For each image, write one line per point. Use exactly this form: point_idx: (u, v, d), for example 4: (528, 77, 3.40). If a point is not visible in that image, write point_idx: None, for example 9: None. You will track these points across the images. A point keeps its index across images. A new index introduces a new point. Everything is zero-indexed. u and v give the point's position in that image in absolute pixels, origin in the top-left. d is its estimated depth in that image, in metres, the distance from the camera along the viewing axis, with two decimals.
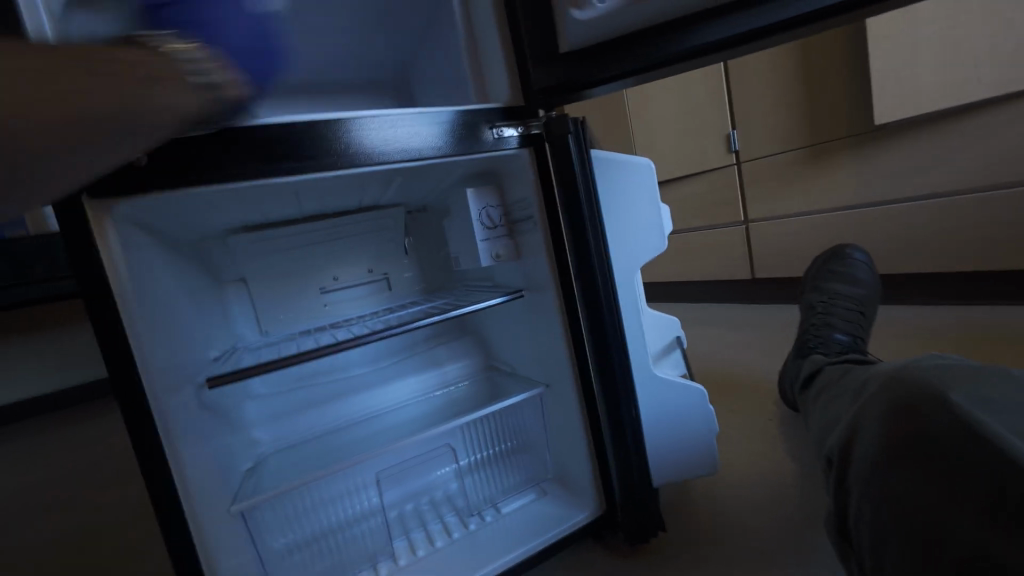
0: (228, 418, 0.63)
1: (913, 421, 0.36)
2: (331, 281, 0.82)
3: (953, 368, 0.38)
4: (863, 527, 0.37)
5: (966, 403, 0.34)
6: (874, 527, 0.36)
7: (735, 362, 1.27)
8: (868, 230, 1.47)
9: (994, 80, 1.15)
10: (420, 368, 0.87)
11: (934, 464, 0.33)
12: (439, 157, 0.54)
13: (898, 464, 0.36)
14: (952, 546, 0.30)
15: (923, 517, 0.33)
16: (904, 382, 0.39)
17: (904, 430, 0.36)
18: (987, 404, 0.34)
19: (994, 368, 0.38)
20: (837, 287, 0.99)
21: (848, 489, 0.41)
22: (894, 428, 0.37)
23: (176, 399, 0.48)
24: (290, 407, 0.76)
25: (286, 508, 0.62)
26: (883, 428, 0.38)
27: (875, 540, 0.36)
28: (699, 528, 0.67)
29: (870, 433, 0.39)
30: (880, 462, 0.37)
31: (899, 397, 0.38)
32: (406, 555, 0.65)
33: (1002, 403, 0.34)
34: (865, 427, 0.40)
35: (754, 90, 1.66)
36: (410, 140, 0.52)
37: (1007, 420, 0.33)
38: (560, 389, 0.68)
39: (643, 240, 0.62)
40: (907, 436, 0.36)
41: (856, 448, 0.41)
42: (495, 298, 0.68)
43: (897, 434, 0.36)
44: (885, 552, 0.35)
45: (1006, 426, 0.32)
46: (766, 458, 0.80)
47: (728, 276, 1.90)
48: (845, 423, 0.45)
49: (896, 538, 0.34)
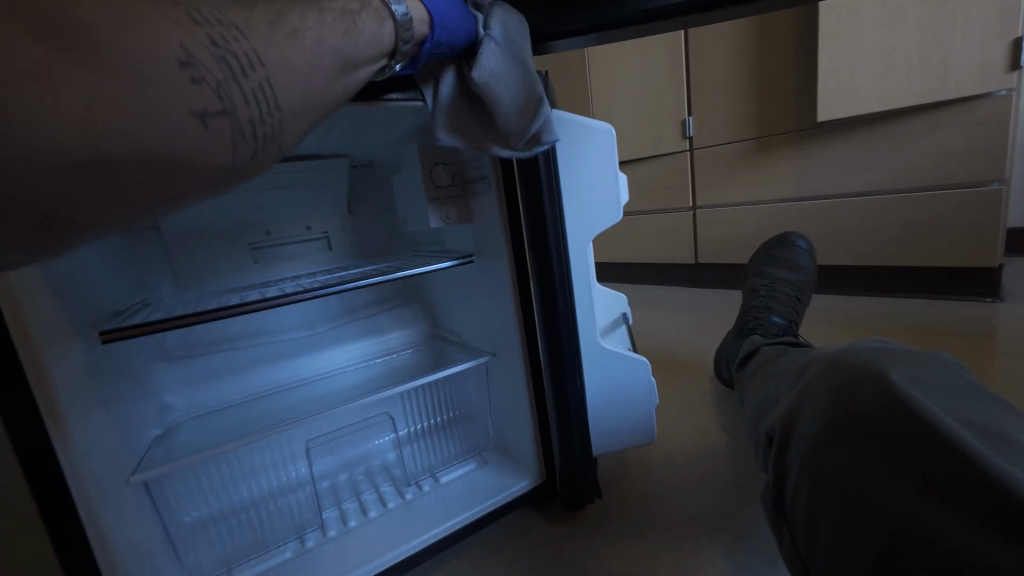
0: (133, 380, 0.56)
1: (855, 402, 0.38)
2: (263, 236, 0.75)
3: (889, 351, 0.41)
4: (799, 501, 0.39)
5: (901, 383, 0.36)
6: (811, 501, 0.38)
7: (675, 341, 1.32)
8: (803, 223, 1.57)
9: (922, 89, 1.24)
10: (360, 335, 0.82)
11: (866, 437, 0.35)
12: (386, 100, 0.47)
13: (832, 442, 0.37)
14: (885, 521, 0.32)
15: (856, 491, 0.34)
16: (846, 364, 0.41)
17: (845, 409, 0.38)
18: (919, 385, 0.37)
19: (923, 356, 0.41)
20: (779, 273, 1.05)
21: (785, 464, 0.42)
22: (832, 404, 0.39)
23: (65, 354, 0.41)
24: (211, 371, 0.69)
25: (202, 475, 0.57)
26: (822, 407, 0.40)
27: (811, 514, 0.38)
28: (634, 498, 0.69)
29: (811, 411, 0.41)
30: (818, 438, 0.39)
31: (842, 376, 0.40)
32: (337, 526, 0.62)
33: (930, 386, 0.37)
34: (806, 406, 0.42)
35: (711, 78, 1.69)
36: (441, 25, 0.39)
37: (940, 404, 0.35)
38: (508, 358, 0.67)
39: (597, 209, 0.60)
40: (841, 408, 0.38)
41: (795, 426, 0.43)
42: (442, 263, 0.64)
43: (837, 413, 0.38)
44: (820, 525, 0.37)
45: (941, 410, 0.34)
46: (700, 431, 0.84)
47: (673, 260, 1.97)
48: (788, 401, 0.47)
49: (830, 514, 0.36)
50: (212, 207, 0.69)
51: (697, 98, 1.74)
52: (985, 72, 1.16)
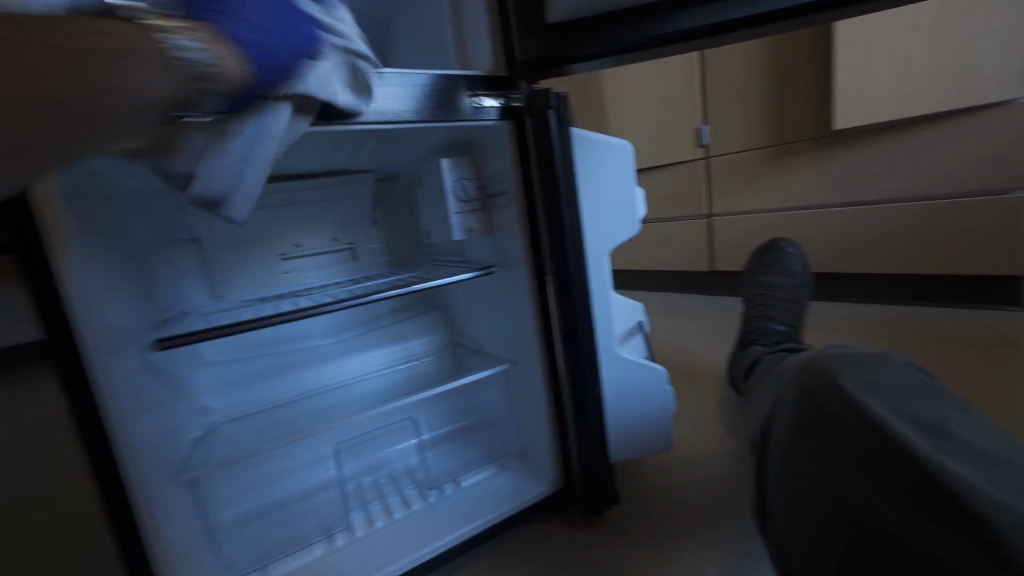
0: (176, 385, 0.59)
1: (815, 410, 0.37)
2: (292, 247, 0.78)
3: (851, 356, 0.39)
4: (779, 506, 0.40)
5: (855, 388, 0.36)
6: (788, 509, 0.38)
7: (691, 349, 1.33)
8: (821, 230, 1.56)
9: (941, 96, 1.23)
10: (383, 342, 0.85)
11: (828, 446, 0.36)
12: (408, 120, 0.50)
13: (802, 454, 0.37)
14: (854, 525, 0.33)
15: (824, 497, 0.35)
16: (807, 369, 0.40)
17: (807, 416, 0.38)
18: (872, 388, 0.36)
19: (882, 357, 0.40)
20: (774, 279, 1.05)
21: (767, 469, 0.43)
22: (796, 413, 0.39)
23: (119, 361, 0.44)
24: (245, 376, 0.73)
25: (239, 477, 0.60)
26: (789, 417, 0.40)
27: (788, 520, 0.39)
28: (650, 504, 0.70)
29: (781, 421, 0.41)
30: (788, 448, 0.39)
31: (801, 386, 0.39)
32: (363, 526, 0.65)
33: (880, 386, 0.37)
34: (778, 413, 0.42)
35: (725, 87, 1.71)
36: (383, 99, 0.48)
37: (884, 404, 0.35)
38: (527, 365, 0.69)
39: (615, 221, 0.62)
40: (807, 416, 0.38)
41: (772, 434, 0.42)
42: (464, 274, 0.67)
43: (801, 419, 0.38)
44: (798, 532, 0.37)
45: (893, 412, 0.34)
46: (716, 438, 0.85)
47: (690, 267, 1.97)
48: (767, 407, 0.46)
49: (803, 522, 0.37)
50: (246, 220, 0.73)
51: (712, 107, 1.75)
52: (1006, 79, 1.15)
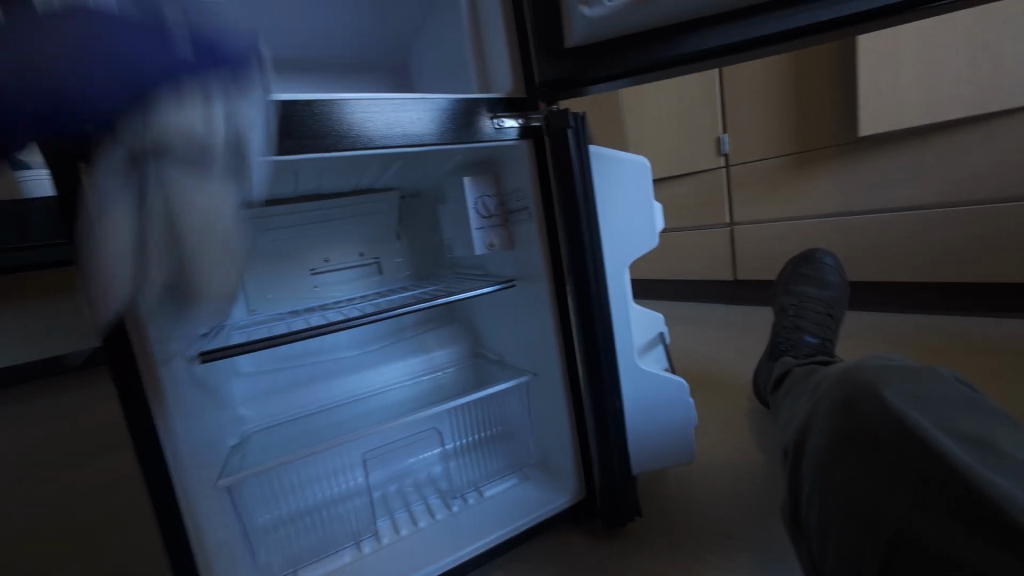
0: (216, 395, 0.63)
1: (857, 416, 0.38)
2: (322, 262, 0.82)
3: (891, 368, 0.40)
4: (811, 514, 0.40)
5: (897, 399, 0.37)
6: (822, 513, 0.38)
7: (714, 360, 1.31)
8: (848, 237, 1.52)
9: (971, 99, 1.20)
10: (407, 353, 0.87)
11: (868, 455, 0.36)
12: (438, 143, 0.54)
13: (838, 460, 0.38)
14: (889, 532, 0.32)
15: (861, 503, 0.35)
16: (849, 377, 0.41)
17: (850, 423, 0.38)
18: (915, 397, 0.37)
19: (923, 368, 0.40)
20: (806, 290, 1.02)
21: (799, 479, 0.43)
22: (836, 419, 0.40)
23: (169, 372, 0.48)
24: (277, 386, 0.76)
25: (273, 484, 0.63)
26: (828, 422, 0.40)
27: (821, 530, 0.38)
28: (672, 514, 0.70)
29: (818, 428, 0.41)
30: (826, 454, 0.39)
31: (841, 395, 0.40)
32: (390, 534, 0.67)
33: (925, 398, 0.37)
34: (814, 422, 0.43)
35: (745, 95, 1.70)
36: (412, 123, 0.52)
37: (929, 416, 0.35)
38: (547, 376, 0.70)
39: (633, 235, 0.63)
40: (849, 424, 0.38)
41: (807, 441, 0.43)
42: (486, 288, 0.69)
43: (842, 427, 0.39)
44: (831, 539, 0.37)
45: (930, 419, 0.35)
46: (739, 451, 0.83)
47: (711, 276, 1.95)
48: (801, 418, 0.47)
49: (837, 532, 0.36)
50: (281, 238, 0.78)
51: (731, 115, 1.74)
52: None
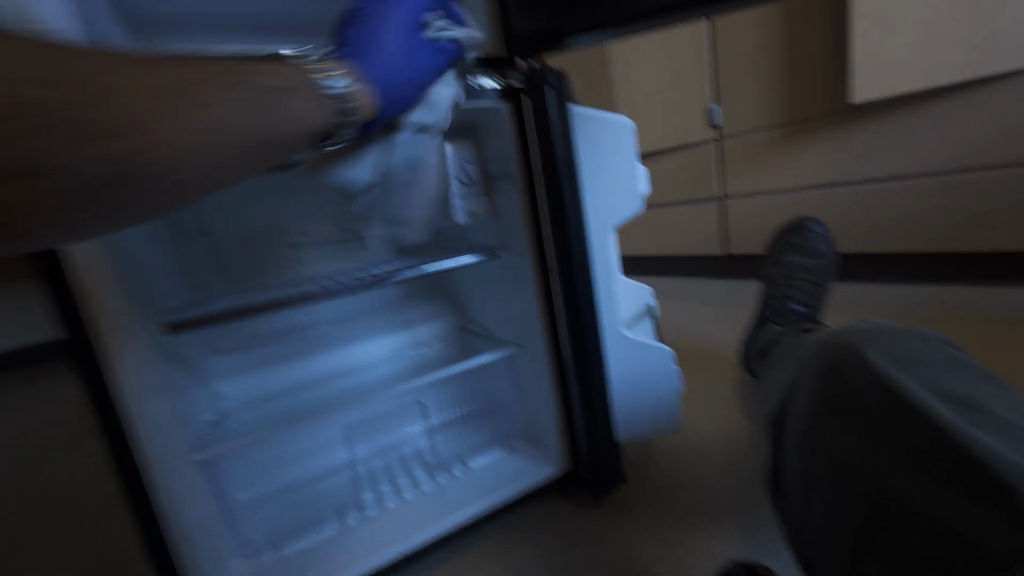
0: (188, 372, 0.61)
1: (845, 381, 0.37)
2: (300, 236, 0.79)
3: (880, 333, 0.38)
4: (794, 477, 0.39)
5: (887, 364, 0.36)
6: (806, 476, 0.37)
7: (702, 333, 1.31)
8: (837, 209, 1.52)
9: (965, 64, 1.17)
10: (390, 328, 0.86)
11: (857, 419, 0.35)
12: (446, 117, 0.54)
13: (826, 426, 0.36)
14: (877, 497, 0.32)
15: (848, 468, 0.34)
16: (837, 342, 0.40)
17: (840, 389, 0.37)
18: (903, 364, 0.36)
19: (915, 331, 0.39)
20: (795, 259, 1.01)
21: (783, 444, 0.42)
22: (825, 384, 0.38)
23: (127, 345, 0.45)
24: (256, 362, 0.75)
25: (253, 460, 0.62)
26: (813, 387, 0.39)
27: (804, 491, 0.37)
28: (659, 481, 0.70)
29: (803, 392, 0.40)
30: (813, 419, 0.37)
31: (829, 360, 0.38)
32: (375, 507, 0.67)
33: (914, 363, 0.36)
34: (799, 386, 0.42)
35: (736, 63, 1.65)
36: (435, 111, 0.53)
37: (921, 380, 0.34)
38: (532, 347, 0.69)
39: (618, 199, 0.61)
40: (838, 389, 0.36)
41: (791, 405, 0.41)
42: (467, 257, 0.67)
43: (832, 392, 0.37)
44: (815, 502, 0.36)
45: (923, 385, 0.34)
46: (726, 420, 0.84)
47: (702, 251, 1.94)
48: (785, 384, 0.46)
49: (822, 495, 0.35)
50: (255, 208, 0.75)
51: (723, 85, 1.70)
52: None
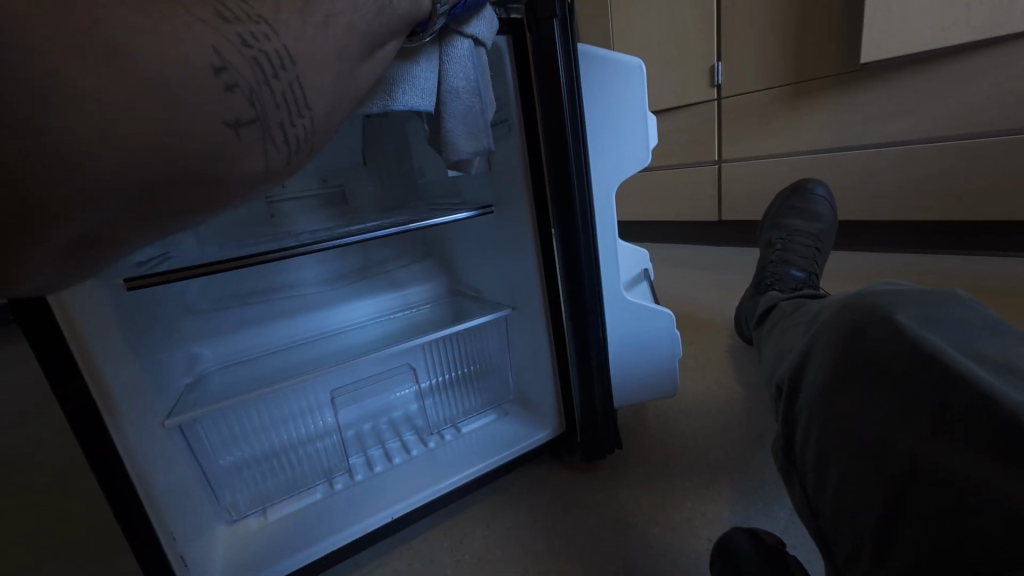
0: (159, 329, 0.57)
1: (869, 343, 0.34)
2: (279, 189, 0.73)
3: (904, 295, 0.36)
4: (809, 447, 0.36)
5: (913, 323, 0.33)
6: (821, 445, 0.35)
7: (697, 299, 1.30)
8: (836, 175, 1.49)
9: (983, 22, 1.12)
10: (378, 290, 0.82)
11: (879, 378, 0.32)
12: (451, 81, 0.48)
13: (843, 391, 0.34)
14: (896, 461, 0.29)
15: (868, 435, 0.31)
16: (856, 306, 0.37)
17: (861, 352, 0.34)
18: (931, 324, 0.33)
19: (944, 292, 0.36)
20: (795, 224, 0.98)
21: (796, 412, 0.39)
22: (843, 346, 0.36)
23: (85, 299, 0.41)
24: (235, 321, 0.70)
25: (233, 423, 0.59)
26: (832, 350, 0.37)
27: (818, 462, 0.35)
28: (656, 446, 0.69)
29: (822, 357, 0.38)
30: (830, 384, 0.35)
31: (850, 322, 0.37)
32: (364, 471, 0.65)
33: (943, 323, 0.33)
34: (816, 351, 0.39)
35: (743, 16, 1.56)
36: (455, 80, 0.48)
37: (950, 339, 0.31)
38: (529, 310, 0.66)
39: (625, 152, 0.57)
40: (858, 350, 0.34)
41: (807, 371, 0.39)
42: (462, 214, 0.62)
43: (853, 355, 0.35)
44: (830, 471, 0.34)
45: (954, 346, 0.30)
46: (722, 385, 0.83)
47: (697, 218, 1.91)
48: (798, 350, 0.44)
49: (836, 464, 0.33)
50: None
51: (727, 41, 1.62)
52: None
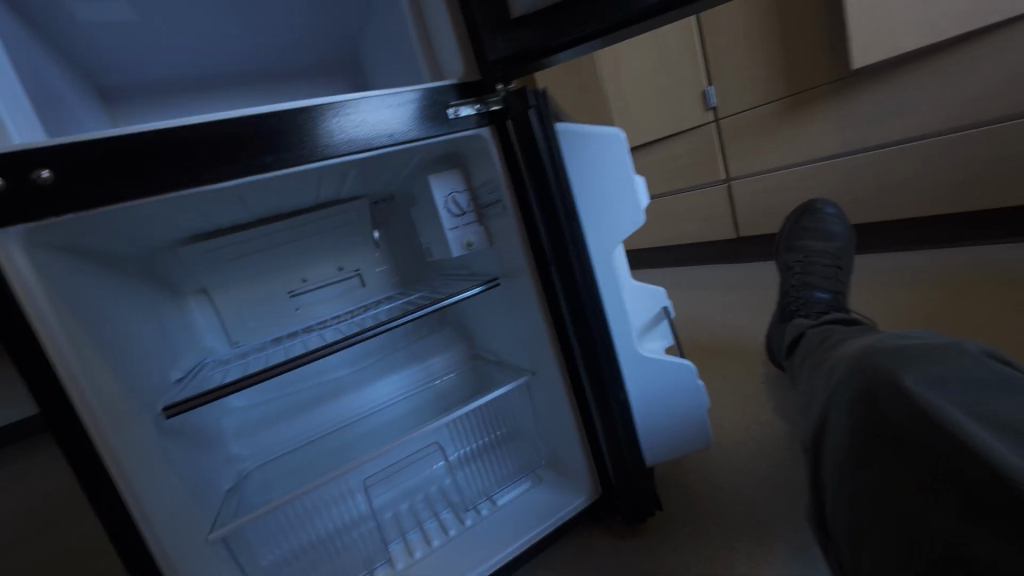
0: (201, 439, 0.60)
1: (879, 409, 0.36)
2: (301, 283, 0.78)
3: (913, 350, 0.37)
4: (841, 519, 0.37)
5: (918, 387, 0.34)
6: (857, 520, 0.36)
7: (724, 325, 1.26)
8: (851, 179, 1.45)
9: (973, 12, 1.10)
10: (402, 367, 0.84)
11: (895, 446, 0.34)
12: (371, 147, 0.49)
13: (865, 463, 0.36)
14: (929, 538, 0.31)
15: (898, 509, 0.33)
16: (863, 367, 0.39)
17: (873, 417, 0.36)
18: (941, 383, 0.34)
19: (952, 345, 0.37)
20: (810, 244, 0.96)
21: (824, 479, 0.40)
22: (858, 411, 0.37)
23: (136, 433, 0.44)
24: (269, 416, 0.74)
25: (274, 522, 0.61)
26: (848, 414, 0.38)
27: (856, 536, 0.35)
28: (697, 502, 0.66)
29: (840, 421, 0.39)
30: (851, 453, 0.37)
31: (858, 385, 0.38)
32: (404, 557, 0.64)
33: (957, 381, 0.34)
34: (832, 411, 0.41)
35: (727, 40, 1.59)
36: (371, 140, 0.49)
37: (957, 402, 0.33)
38: (548, 376, 0.66)
39: (620, 216, 0.58)
40: (869, 415, 0.36)
41: (828, 434, 0.40)
42: (473, 289, 0.64)
43: (865, 421, 0.36)
44: (868, 545, 0.34)
45: (962, 410, 0.32)
46: (761, 423, 0.79)
47: (713, 237, 1.88)
48: (817, 407, 0.44)
49: (874, 539, 0.34)
50: (251, 258, 0.74)
51: (714, 65, 1.65)
52: None
